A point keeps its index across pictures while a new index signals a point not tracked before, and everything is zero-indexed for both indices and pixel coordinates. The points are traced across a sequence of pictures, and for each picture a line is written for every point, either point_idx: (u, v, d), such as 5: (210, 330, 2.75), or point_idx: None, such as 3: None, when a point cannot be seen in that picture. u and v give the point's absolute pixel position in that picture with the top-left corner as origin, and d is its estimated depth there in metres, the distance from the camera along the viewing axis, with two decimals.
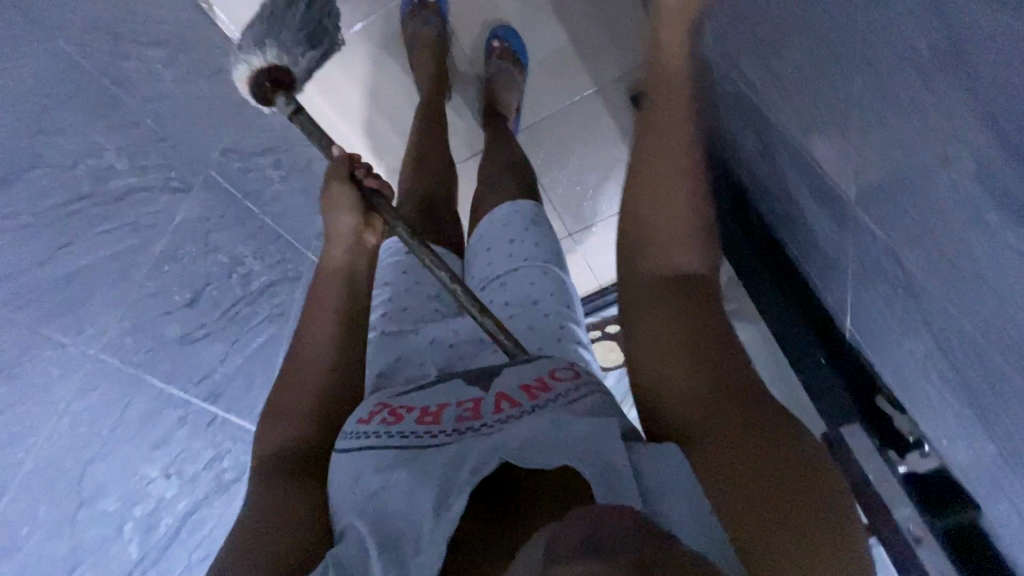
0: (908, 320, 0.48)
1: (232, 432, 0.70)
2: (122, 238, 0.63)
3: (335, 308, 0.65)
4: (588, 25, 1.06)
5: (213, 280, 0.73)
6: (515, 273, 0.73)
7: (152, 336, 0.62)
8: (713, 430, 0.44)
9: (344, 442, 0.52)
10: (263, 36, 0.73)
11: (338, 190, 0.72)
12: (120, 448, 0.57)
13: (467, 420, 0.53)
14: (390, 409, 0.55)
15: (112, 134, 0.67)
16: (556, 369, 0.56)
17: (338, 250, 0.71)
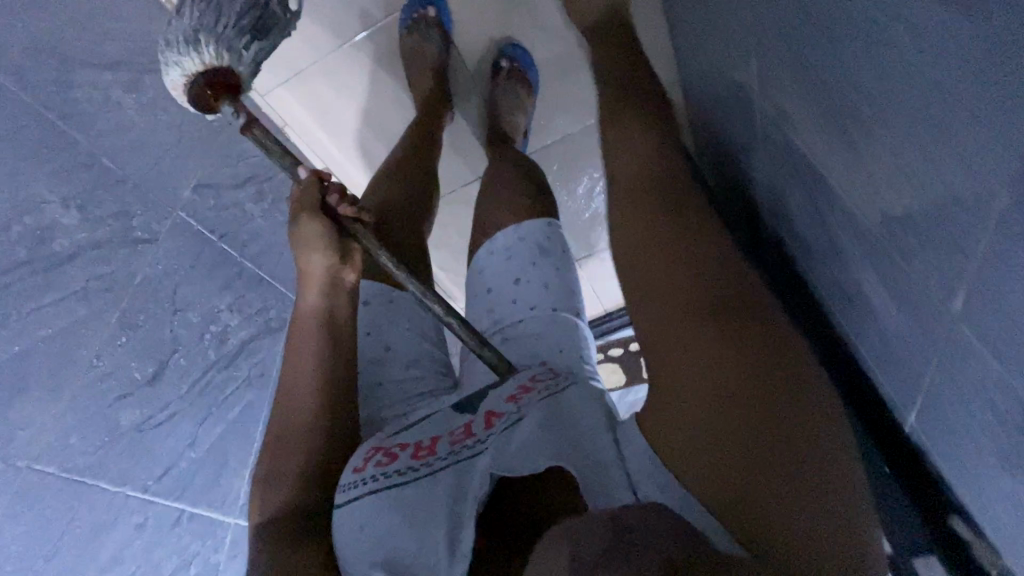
0: (1005, 458, 0.40)
1: (202, 529, 0.61)
2: (66, 311, 0.54)
3: (315, 363, 0.52)
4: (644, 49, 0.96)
5: (180, 347, 0.64)
6: (520, 324, 0.64)
7: (102, 429, 0.53)
8: (721, 381, 0.38)
9: (342, 498, 0.42)
10: (194, 31, 0.55)
11: (306, 223, 0.56)
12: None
13: (461, 442, 0.45)
14: (384, 449, 0.45)
15: (57, 182, 0.57)
16: (535, 375, 0.50)
17: (313, 297, 0.56)
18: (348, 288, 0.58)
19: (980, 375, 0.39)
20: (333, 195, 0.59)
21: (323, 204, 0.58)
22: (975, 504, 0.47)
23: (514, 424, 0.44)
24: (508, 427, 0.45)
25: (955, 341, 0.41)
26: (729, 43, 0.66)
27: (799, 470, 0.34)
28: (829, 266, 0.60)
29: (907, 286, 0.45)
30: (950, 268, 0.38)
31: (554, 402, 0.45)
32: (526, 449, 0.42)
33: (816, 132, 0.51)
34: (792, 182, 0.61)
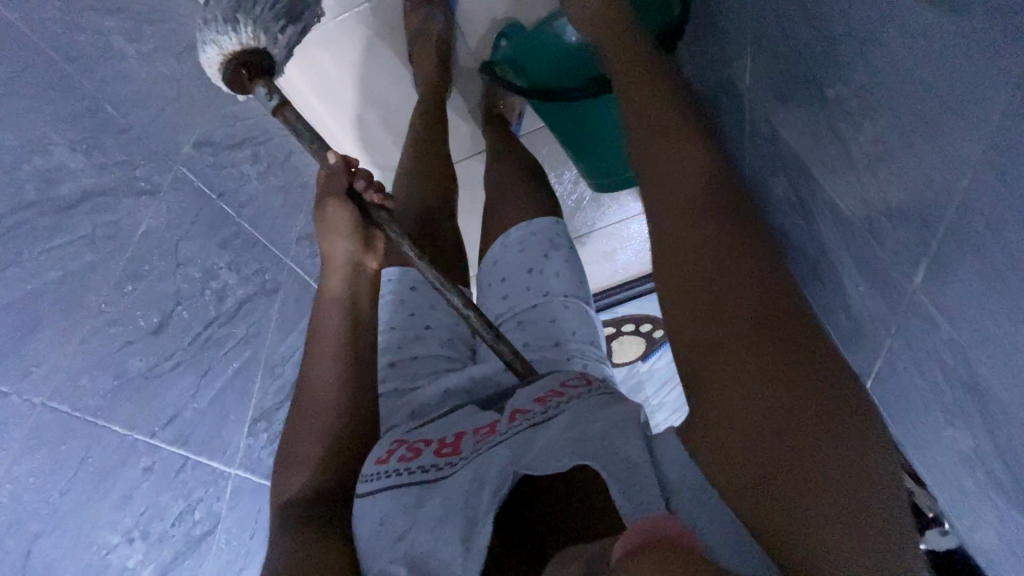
0: (957, 412, 0.46)
1: (205, 478, 0.61)
2: (75, 254, 0.53)
3: (338, 345, 0.57)
4: None
5: (182, 300, 0.64)
6: (533, 309, 0.68)
7: (111, 373, 0.53)
8: (757, 399, 0.35)
9: (364, 485, 0.48)
10: (233, 12, 0.59)
11: (332, 209, 0.60)
12: (74, 514, 0.48)
13: (484, 440, 0.50)
14: (408, 445, 0.52)
15: (64, 123, 0.56)
16: (567, 379, 0.54)
17: (336, 281, 0.60)
18: (369, 273, 0.62)
19: (938, 341, 0.45)
20: (361, 182, 0.62)
21: (350, 190, 0.61)
22: (920, 458, 0.55)
23: (539, 422, 0.48)
24: (531, 426, 0.48)
25: (914, 313, 0.47)
26: (723, 40, 0.72)
27: (835, 491, 0.32)
28: (806, 252, 0.66)
29: (875, 267, 0.52)
30: (914, 249, 0.44)
31: (584, 403, 0.48)
32: (547, 450, 0.44)
33: (806, 129, 0.57)
34: (773, 174, 0.68)
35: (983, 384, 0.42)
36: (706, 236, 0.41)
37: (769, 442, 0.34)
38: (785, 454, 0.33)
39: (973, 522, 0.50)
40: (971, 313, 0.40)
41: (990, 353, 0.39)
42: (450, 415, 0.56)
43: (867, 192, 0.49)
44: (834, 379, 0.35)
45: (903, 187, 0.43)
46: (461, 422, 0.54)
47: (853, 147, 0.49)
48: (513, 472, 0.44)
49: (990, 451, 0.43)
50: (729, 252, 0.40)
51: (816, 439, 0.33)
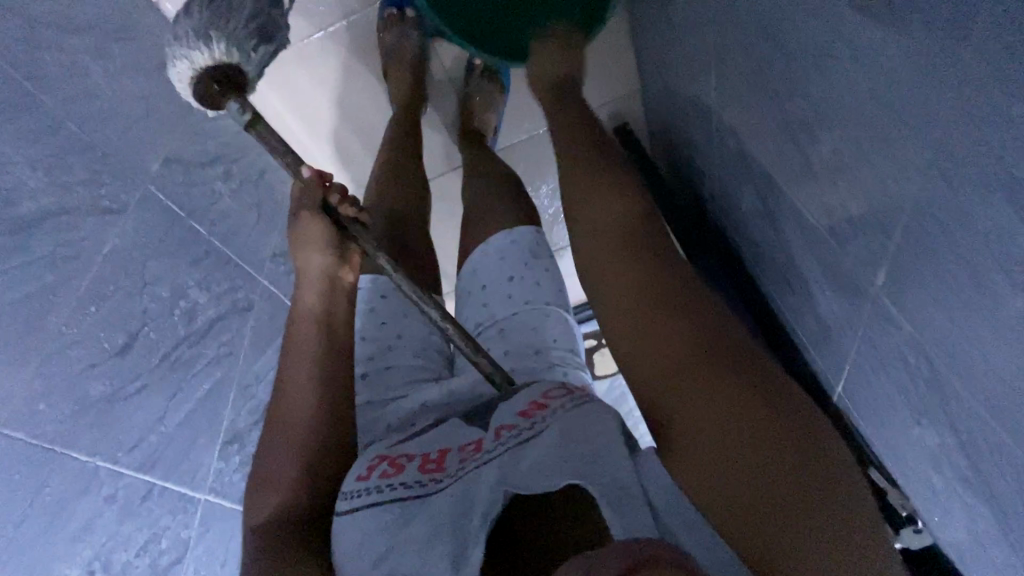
0: (922, 411, 0.47)
1: (172, 504, 0.58)
2: (35, 274, 0.51)
3: (312, 360, 0.55)
4: (615, 59, 1.02)
5: (149, 321, 0.62)
6: (515, 318, 0.68)
7: (72, 397, 0.51)
8: (708, 442, 0.42)
9: (343, 505, 0.47)
10: (206, 28, 0.58)
11: (307, 222, 0.60)
12: (28, 547, 0.44)
13: (470, 458, 0.49)
14: (390, 461, 0.50)
15: (25, 141, 0.55)
16: (549, 390, 0.53)
17: (311, 295, 0.59)
18: (346, 287, 0.61)
19: (904, 344, 0.46)
20: (335, 196, 0.62)
21: (325, 205, 0.62)
22: (891, 458, 0.56)
23: (526, 439, 0.47)
24: (519, 442, 0.47)
25: (878, 316, 0.49)
26: (687, 58, 0.75)
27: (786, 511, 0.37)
28: (777, 260, 0.69)
29: (839, 273, 0.54)
30: (874, 255, 0.46)
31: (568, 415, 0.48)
32: (538, 468, 0.44)
33: (769, 143, 0.59)
34: (743, 184, 0.71)
35: (947, 386, 0.43)
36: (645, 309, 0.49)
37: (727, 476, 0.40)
38: (740, 485, 0.39)
39: (942, 518, 0.51)
40: (930, 314, 0.42)
41: (953, 355, 0.40)
42: (434, 428, 0.55)
43: (826, 199, 0.51)
44: (773, 415, 0.41)
45: (860, 193, 0.45)
46: (442, 437, 0.53)
47: (814, 158, 0.51)
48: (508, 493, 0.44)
49: (955, 447, 0.44)
50: (665, 319, 0.48)
51: (760, 469, 0.39)
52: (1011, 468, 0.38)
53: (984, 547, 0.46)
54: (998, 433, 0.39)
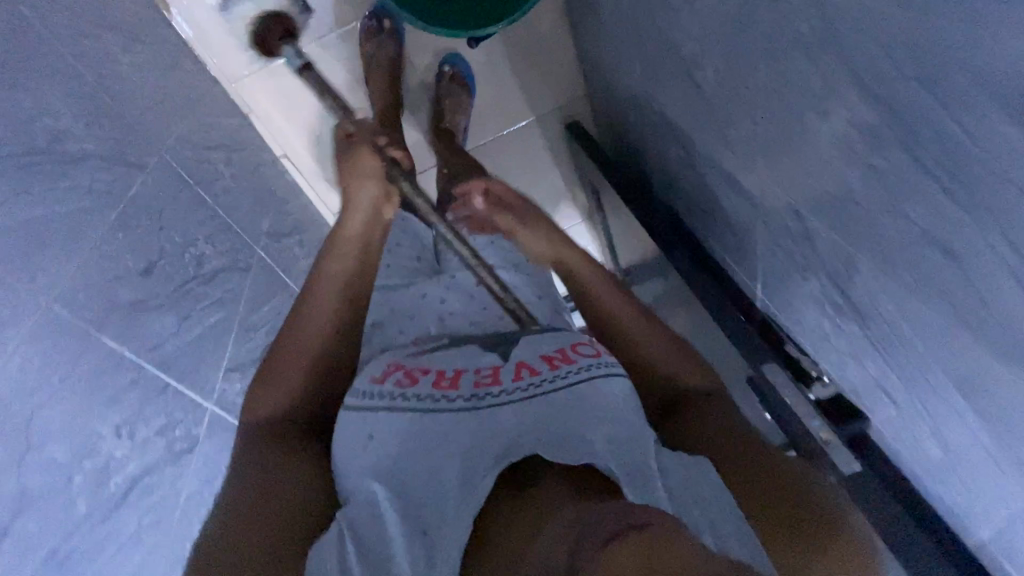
0: (804, 268, 0.60)
1: (184, 403, 0.64)
2: (77, 197, 0.61)
3: (342, 281, 0.67)
4: (562, 69, 1.22)
5: (165, 255, 0.71)
6: (492, 243, 0.87)
7: (105, 296, 0.59)
8: (766, 493, 0.54)
9: (356, 399, 0.58)
10: None
11: (365, 155, 0.78)
12: (69, 398, 0.51)
13: (483, 386, 0.59)
14: (404, 371, 0.60)
15: (70, 98, 0.66)
16: (579, 346, 0.64)
17: (356, 217, 0.74)
18: (383, 220, 0.75)
19: (785, 212, 0.59)
20: (387, 144, 0.84)
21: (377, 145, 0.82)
22: (798, 330, 0.68)
23: (551, 390, 0.57)
24: (541, 391, 0.58)
25: (766, 199, 0.63)
26: (614, 50, 0.93)
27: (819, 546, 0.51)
28: (703, 195, 0.84)
29: (739, 177, 0.68)
30: (751, 145, 0.60)
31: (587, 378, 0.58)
32: (557, 424, 0.54)
33: (677, 91, 0.75)
34: (668, 140, 0.87)
35: (811, 230, 0.55)
36: (707, 412, 0.64)
37: (779, 514, 0.53)
38: (790, 523, 0.52)
39: (837, 363, 0.62)
40: (788, 176, 0.55)
41: (806, 200, 0.54)
42: (453, 352, 0.65)
43: (718, 118, 0.66)
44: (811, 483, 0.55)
45: (733, 100, 0.60)
46: (463, 361, 0.63)
47: (705, 88, 0.66)
48: (530, 451, 0.54)
49: (831, 286, 0.56)
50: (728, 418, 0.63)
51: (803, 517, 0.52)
52: (855, 274, 0.51)
53: (862, 367, 0.57)
54: (842, 251, 0.51)
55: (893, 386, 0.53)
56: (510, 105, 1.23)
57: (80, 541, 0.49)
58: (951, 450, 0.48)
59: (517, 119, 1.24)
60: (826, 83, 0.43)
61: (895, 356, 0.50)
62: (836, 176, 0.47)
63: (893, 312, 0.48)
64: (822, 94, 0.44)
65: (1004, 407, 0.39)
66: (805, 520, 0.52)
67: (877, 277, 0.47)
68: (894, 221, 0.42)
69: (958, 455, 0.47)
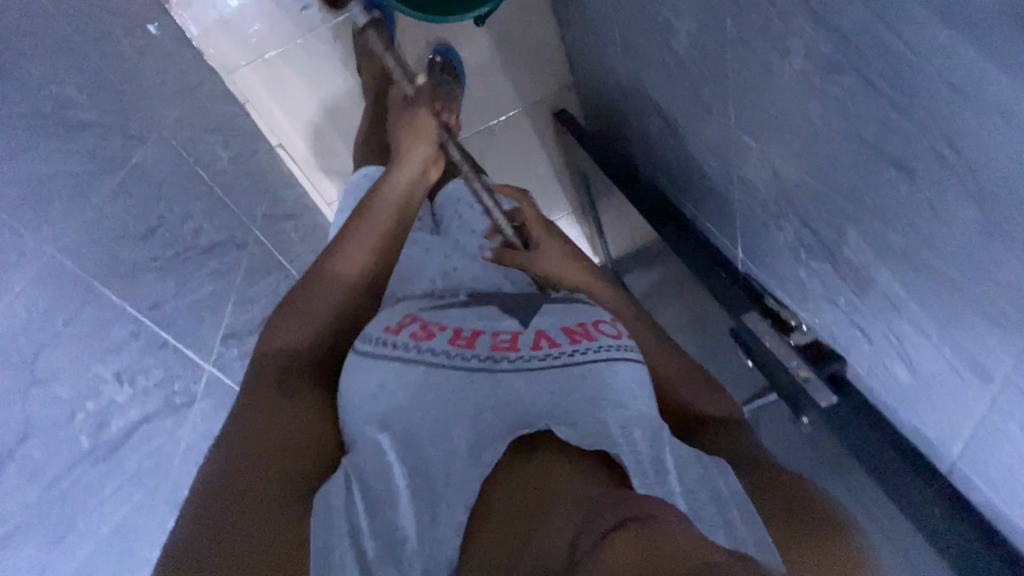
0: (777, 216, 0.63)
1: (182, 361, 0.66)
2: (82, 161, 0.63)
3: (381, 233, 0.74)
4: (548, 58, 1.25)
5: (164, 224, 0.73)
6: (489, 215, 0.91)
7: (107, 255, 0.61)
8: (784, 495, 0.54)
9: (372, 349, 0.62)
10: None
11: (425, 118, 0.84)
12: (73, 343, 0.53)
13: (500, 349, 0.63)
14: (421, 325, 0.65)
15: (75, 70, 0.68)
16: (602, 324, 0.67)
17: (406, 171, 0.79)
18: (427, 180, 0.82)
19: (756, 163, 0.62)
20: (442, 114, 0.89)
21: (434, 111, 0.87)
22: (776, 282, 0.71)
23: (570, 361, 0.61)
24: (561, 364, 0.61)
25: (739, 154, 0.66)
26: (596, 33, 0.97)
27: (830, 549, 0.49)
28: (684, 165, 0.87)
29: (714, 138, 0.71)
30: (723, 101, 0.64)
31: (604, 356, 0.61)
32: (575, 396, 0.58)
33: (655, 62, 0.79)
34: (650, 114, 0.91)
35: (780, 176, 0.58)
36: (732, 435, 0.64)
37: (798, 520, 0.52)
38: (812, 529, 0.50)
39: (812, 308, 0.65)
40: (757, 125, 0.58)
41: (773, 146, 0.57)
42: (469, 311, 0.69)
43: (694, 80, 0.69)
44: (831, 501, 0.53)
45: (706, 59, 0.63)
46: (483, 323, 0.67)
47: (681, 53, 0.69)
48: (544, 426, 0.57)
49: (801, 228, 0.59)
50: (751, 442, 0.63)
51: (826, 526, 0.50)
52: (821, 211, 0.54)
53: (834, 306, 0.60)
54: (808, 190, 0.54)
55: (862, 319, 0.55)
56: (499, 94, 1.26)
57: (85, 473, 0.50)
58: (917, 372, 0.51)
59: (505, 109, 1.28)
60: (786, 20, 0.46)
61: (863, 287, 0.53)
62: (799, 114, 0.50)
63: (857, 241, 0.51)
64: (783, 32, 0.47)
65: (955, 312, 0.42)
66: (824, 527, 0.50)
67: (840, 208, 0.51)
68: (850, 146, 0.45)
69: (924, 376, 0.50)
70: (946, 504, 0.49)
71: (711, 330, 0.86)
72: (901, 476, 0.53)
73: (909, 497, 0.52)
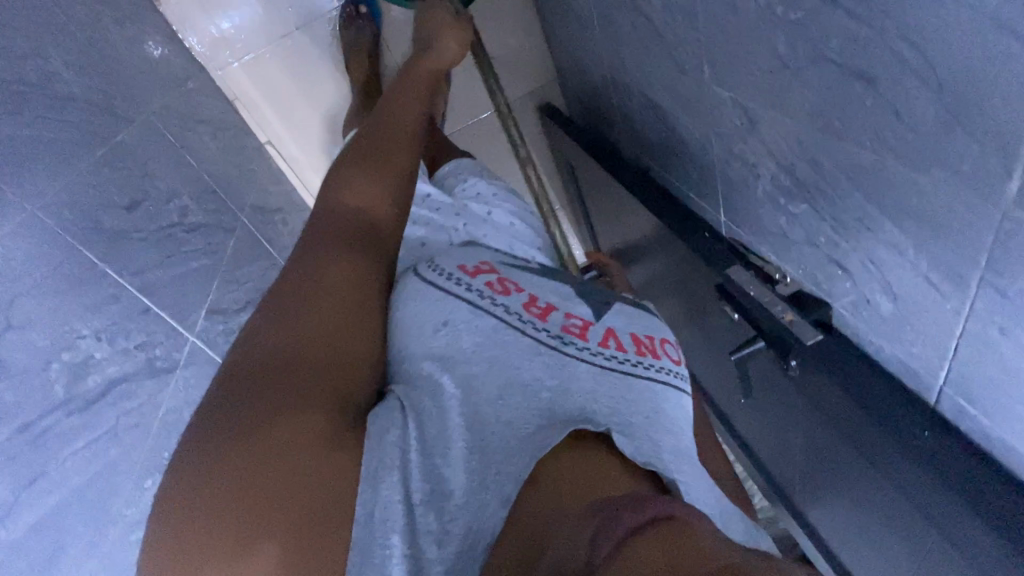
0: (756, 167, 0.64)
1: (166, 328, 0.66)
2: (66, 130, 0.63)
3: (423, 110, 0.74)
4: (534, 55, 1.28)
5: (149, 199, 0.73)
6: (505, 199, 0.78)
7: (90, 220, 0.61)
8: None
9: (441, 284, 0.56)
10: None
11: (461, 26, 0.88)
12: (52, 297, 0.52)
13: (569, 331, 0.54)
14: (501, 281, 0.58)
15: (62, 48, 0.69)
16: (669, 341, 0.57)
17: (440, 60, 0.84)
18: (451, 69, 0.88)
19: (733, 116, 0.63)
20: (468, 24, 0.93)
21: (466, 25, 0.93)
22: (760, 240, 0.72)
23: (629, 372, 0.50)
24: (621, 372, 0.50)
25: (716, 112, 0.67)
26: (575, 21, 1.00)
27: None
28: (665, 139, 0.89)
29: (691, 101, 0.72)
30: (696, 58, 0.65)
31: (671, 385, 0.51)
32: (639, 412, 0.47)
33: (633, 36, 0.80)
34: (631, 92, 0.93)
35: (756, 123, 0.59)
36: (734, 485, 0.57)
37: None
38: None
39: (797, 260, 0.65)
40: (729, 75, 0.60)
41: (746, 92, 0.58)
42: (549, 282, 0.61)
43: (668, 44, 0.71)
44: None
45: (677, 18, 0.65)
46: (562, 300, 0.58)
47: (654, 19, 0.71)
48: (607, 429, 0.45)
49: (780, 172, 0.60)
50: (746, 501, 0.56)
51: None
52: (797, 149, 0.55)
53: (816, 251, 0.60)
54: (782, 130, 0.55)
55: (845, 256, 0.55)
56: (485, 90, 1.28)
57: (60, 421, 0.50)
58: (899, 299, 0.51)
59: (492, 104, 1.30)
60: None
61: (840, 222, 0.54)
62: (766, 52, 0.52)
63: (832, 174, 0.51)
64: None
65: (935, 225, 0.42)
66: None
67: (812, 141, 0.52)
68: (819, 70, 0.46)
69: (908, 303, 0.50)
70: (953, 439, 0.49)
71: (695, 297, 0.87)
72: (901, 414, 0.54)
73: (910, 431, 0.52)
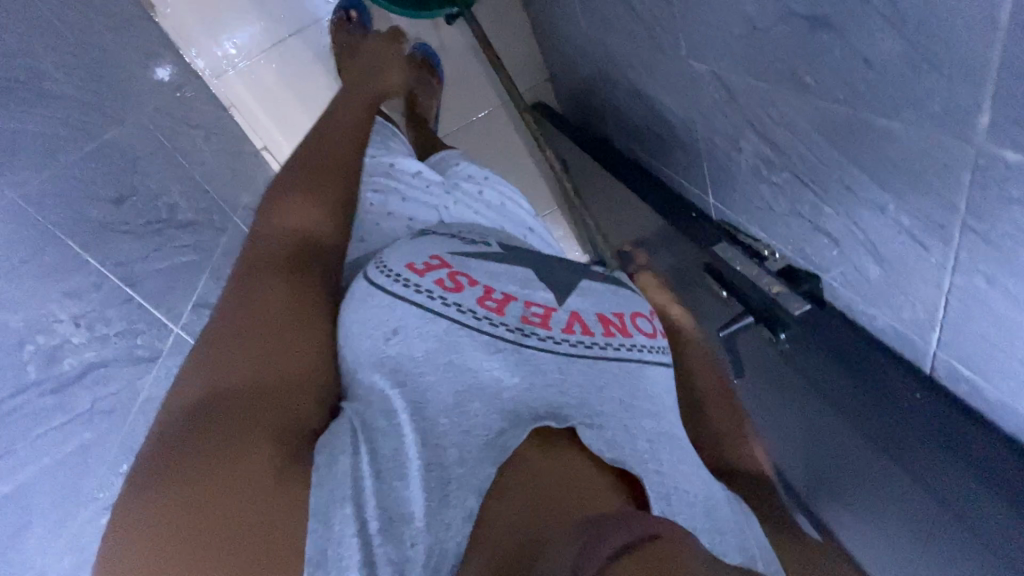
0: (739, 141, 0.63)
1: (148, 318, 0.68)
2: (52, 126, 0.65)
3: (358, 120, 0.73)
4: (526, 55, 1.29)
5: (138, 194, 0.73)
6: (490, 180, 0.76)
7: (72, 211, 0.63)
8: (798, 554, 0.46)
9: (382, 286, 0.49)
10: None
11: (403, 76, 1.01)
12: (31, 283, 0.57)
13: (531, 323, 0.49)
14: (452, 275, 0.51)
15: (52, 50, 0.71)
16: (638, 318, 0.55)
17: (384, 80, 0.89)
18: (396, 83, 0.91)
19: (712, 89, 0.62)
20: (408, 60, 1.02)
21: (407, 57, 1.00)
22: (748, 219, 0.70)
23: (595, 355, 0.48)
24: (587, 357, 0.48)
25: (697, 88, 0.66)
26: (561, 16, 1.01)
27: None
28: (652, 125, 0.88)
29: (673, 81, 0.72)
30: (672, 34, 0.65)
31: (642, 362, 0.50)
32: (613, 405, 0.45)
33: (614, 22, 0.80)
34: (617, 82, 0.93)
35: (733, 93, 0.59)
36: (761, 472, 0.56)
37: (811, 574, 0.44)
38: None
39: (785, 234, 0.63)
40: (704, 47, 0.59)
41: (721, 62, 0.57)
42: (507, 269, 0.55)
43: (647, 25, 0.71)
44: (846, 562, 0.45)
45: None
46: (521, 289, 0.52)
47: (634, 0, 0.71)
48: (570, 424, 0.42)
49: (760, 142, 0.59)
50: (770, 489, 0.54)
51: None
52: (773, 115, 0.54)
53: (802, 222, 0.59)
54: (758, 97, 0.54)
55: (829, 223, 0.54)
56: (478, 91, 1.29)
57: (39, 397, 0.55)
58: (886, 261, 0.49)
59: (485, 104, 1.30)
60: None
61: (821, 187, 0.53)
62: (736, 17, 0.51)
63: (807, 136, 0.51)
64: None
65: (911, 176, 0.41)
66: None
67: (785, 104, 0.51)
68: (787, 25, 0.45)
69: (893, 264, 0.48)
70: (959, 411, 0.48)
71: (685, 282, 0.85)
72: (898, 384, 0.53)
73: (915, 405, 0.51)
